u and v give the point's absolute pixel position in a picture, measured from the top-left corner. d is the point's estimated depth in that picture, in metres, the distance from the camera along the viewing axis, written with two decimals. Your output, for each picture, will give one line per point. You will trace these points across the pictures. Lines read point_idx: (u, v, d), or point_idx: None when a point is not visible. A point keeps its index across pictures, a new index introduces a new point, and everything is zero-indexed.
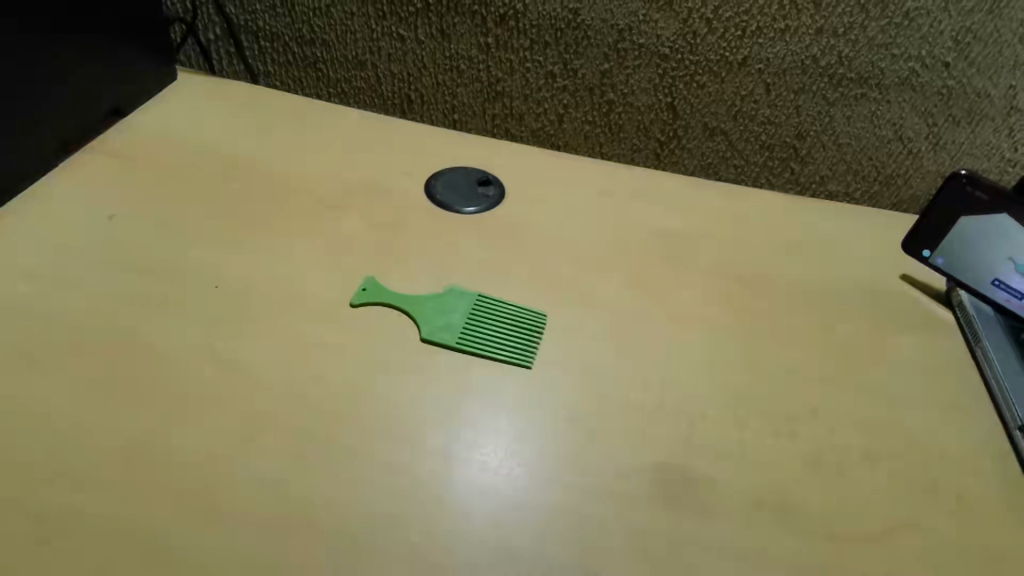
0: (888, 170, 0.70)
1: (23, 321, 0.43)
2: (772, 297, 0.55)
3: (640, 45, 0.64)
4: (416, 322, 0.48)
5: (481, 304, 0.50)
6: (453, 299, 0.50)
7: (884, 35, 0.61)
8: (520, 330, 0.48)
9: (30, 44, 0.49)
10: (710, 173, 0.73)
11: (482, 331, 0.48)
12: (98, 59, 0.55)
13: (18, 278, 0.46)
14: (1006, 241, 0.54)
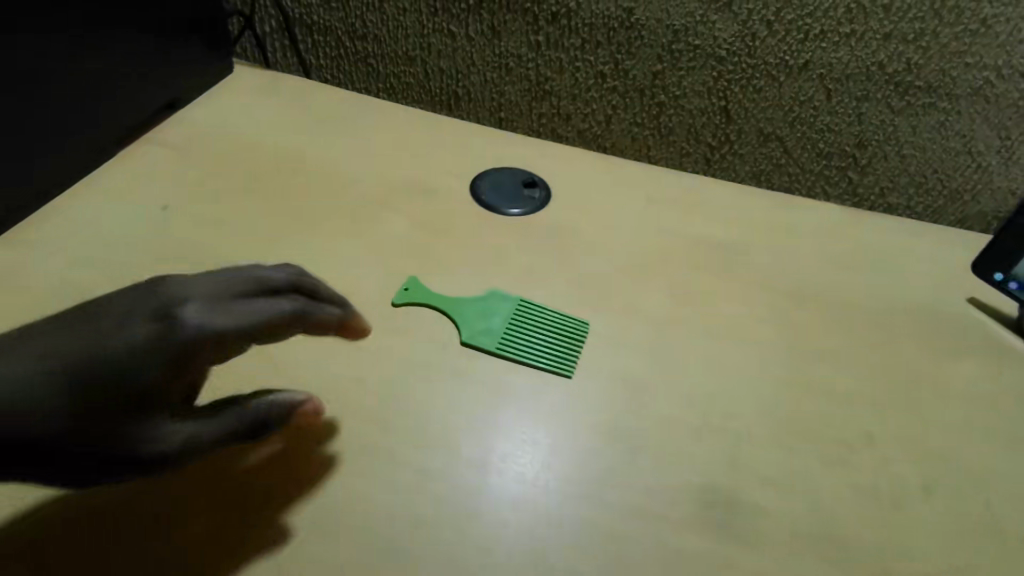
0: (955, 185, 0.66)
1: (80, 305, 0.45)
2: (827, 315, 0.52)
3: (695, 47, 0.62)
4: (456, 325, 0.47)
5: (521, 308, 0.49)
6: (494, 303, 0.49)
7: (958, 42, 0.57)
8: (559, 337, 0.47)
9: (29, 44, 0.46)
10: (762, 181, 0.70)
11: (521, 335, 0.47)
12: (133, 57, 0.55)
13: (74, 265, 0.47)
14: None
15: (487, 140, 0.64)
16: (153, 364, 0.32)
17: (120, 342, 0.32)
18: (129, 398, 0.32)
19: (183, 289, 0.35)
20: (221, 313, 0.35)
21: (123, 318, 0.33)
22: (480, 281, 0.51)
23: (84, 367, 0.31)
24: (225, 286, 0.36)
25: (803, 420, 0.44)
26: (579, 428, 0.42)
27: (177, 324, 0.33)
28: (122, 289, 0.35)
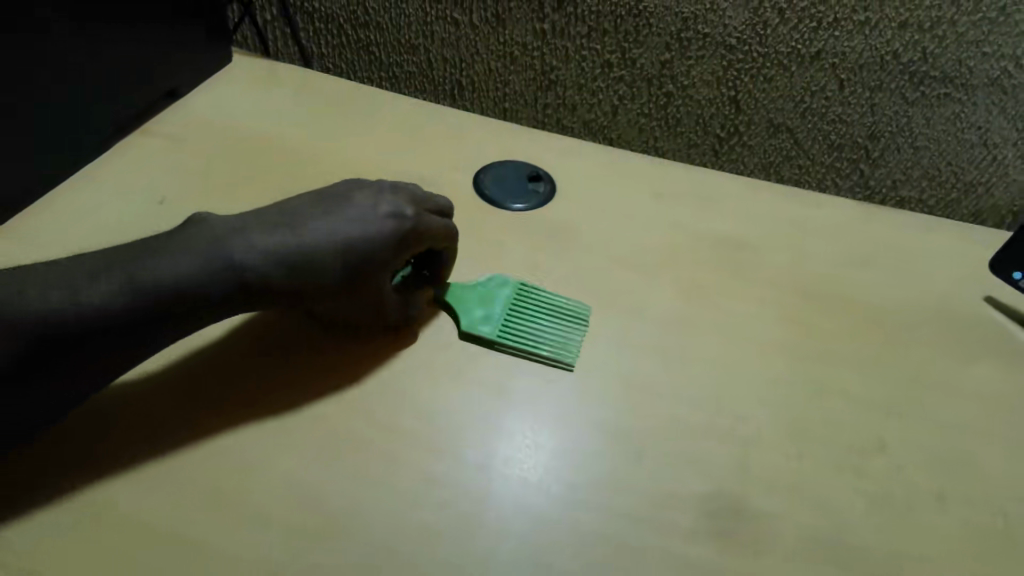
0: (969, 178, 0.64)
1: None
2: (841, 315, 0.50)
3: (705, 35, 0.60)
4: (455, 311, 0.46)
5: (523, 296, 0.48)
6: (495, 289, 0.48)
7: (976, 31, 0.55)
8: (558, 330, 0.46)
9: (30, 43, 0.45)
10: (771, 173, 0.68)
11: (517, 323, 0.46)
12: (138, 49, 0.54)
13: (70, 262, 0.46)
14: None
15: (491, 131, 0.63)
16: (396, 244, 0.42)
17: (371, 227, 0.41)
18: (380, 267, 0.41)
19: (403, 195, 0.43)
20: (431, 219, 0.44)
21: (371, 208, 0.42)
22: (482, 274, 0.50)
23: (351, 244, 0.40)
24: (426, 197, 0.45)
25: (814, 424, 0.43)
26: (585, 430, 0.41)
27: (409, 220, 0.43)
28: (356, 185, 0.43)
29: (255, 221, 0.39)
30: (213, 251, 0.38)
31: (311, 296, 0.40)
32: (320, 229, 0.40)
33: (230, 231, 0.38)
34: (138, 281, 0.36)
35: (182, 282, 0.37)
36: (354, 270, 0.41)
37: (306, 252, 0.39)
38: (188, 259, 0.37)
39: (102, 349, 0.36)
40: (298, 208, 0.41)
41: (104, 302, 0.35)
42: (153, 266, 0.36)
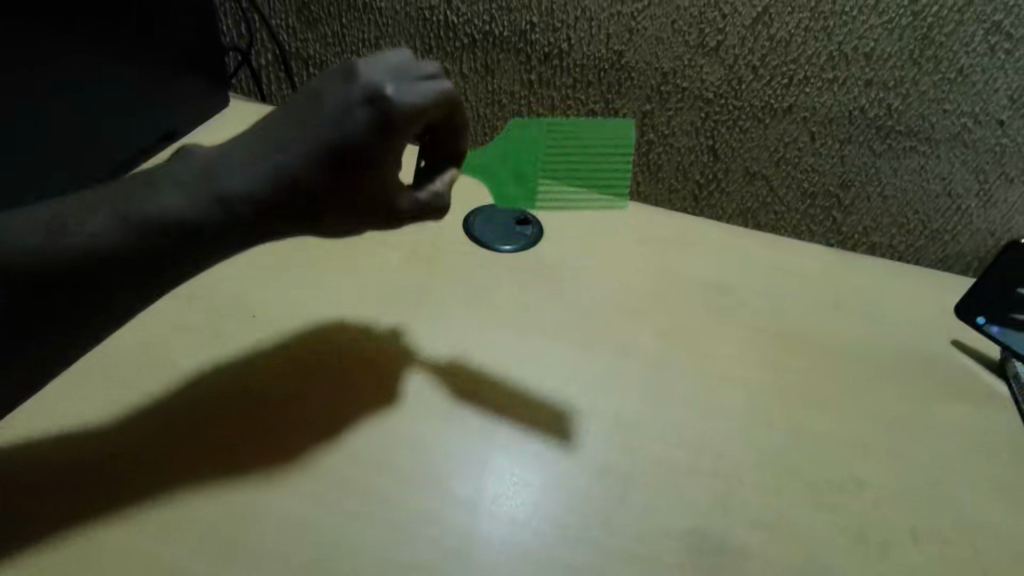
0: (936, 226, 0.65)
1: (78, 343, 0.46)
2: (816, 356, 0.52)
3: (683, 88, 0.63)
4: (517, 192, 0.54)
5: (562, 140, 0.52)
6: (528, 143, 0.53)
7: (937, 90, 0.57)
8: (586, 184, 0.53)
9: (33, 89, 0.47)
10: (748, 218, 0.70)
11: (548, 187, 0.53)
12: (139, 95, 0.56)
13: None
14: None
15: (480, 176, 0.66)
16: (377, 129, 0.39)
17: (346, 119, 0.39)
18: (369, 154, 0.39)
19: (376, 68, 0.40)
20: (415, 87, 0.40)
21: (342, 99, 0.39)
22: (461, 338, 0.50)
23: (333, 143, 0.38)
24: (409, 65, 0.41)
25: (793, 461, 0.45)
26: (575, 469, 0.42)
27: (388, 96, 0.39)
28: (327, 77, 0.40)
29: (237, 148, 0.39)
30: (201, 184, 0.38)
31: (311, 202, 0.39)
32: (299, 138, 0.39)
33: (216, 164, 0.39)
34: (129, 224, 0.37)
35: (172, 215, 0.38)
36: (342, 163, 0.39)
37: (290, 164, 0.38)
38: (179, 194, 0.38)
39: (99, 291, 0.37)
40: (277, 122, 0.39)
41: (98, 247, 0.36)
42: (146, 204, 0.37)
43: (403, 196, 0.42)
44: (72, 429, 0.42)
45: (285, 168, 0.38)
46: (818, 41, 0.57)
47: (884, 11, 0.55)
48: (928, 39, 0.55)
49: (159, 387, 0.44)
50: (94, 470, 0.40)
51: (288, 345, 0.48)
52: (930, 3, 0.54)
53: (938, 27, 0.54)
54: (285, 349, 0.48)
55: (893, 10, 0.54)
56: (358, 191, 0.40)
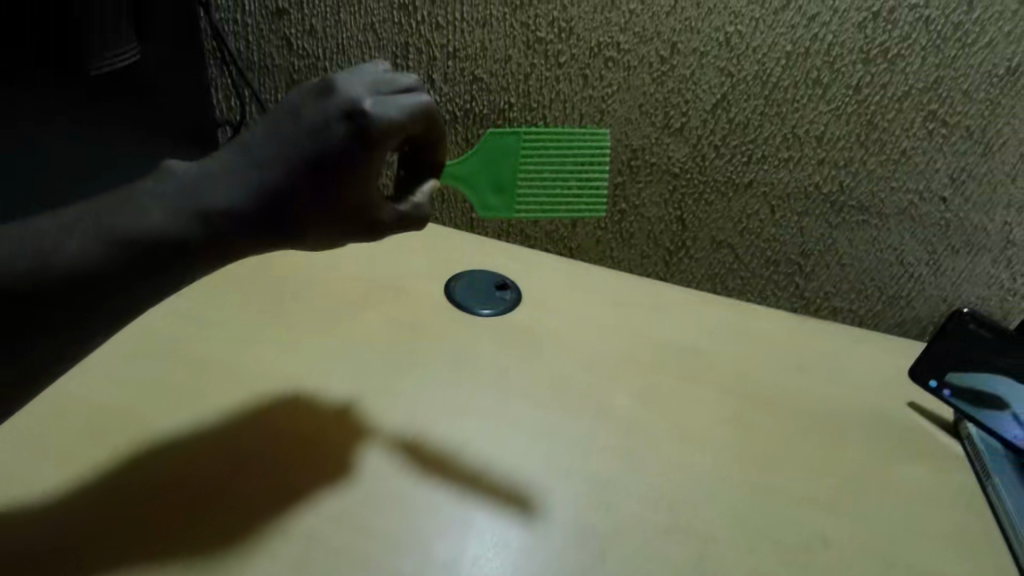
0: (890, 292, 0.68)
1: (58, 403, 0.47)
2: (783, 416, 0.55)
3: (651, 163, 0.66)
4: (490, 202, 0.54)
5: (534, 155, 0.53)
6: (500, 154, 0.53)
7: (884, 169, 0.61)
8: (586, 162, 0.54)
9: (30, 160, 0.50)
10: (716, 284, 0.72)
11: (552, 173, 0.53)
12: (131, 164, 0.59)
13: None
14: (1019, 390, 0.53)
15: (460, 243, 0.69)
16: (356, 146, 0.40)
17: (325, 138, 0.39)
18: (349, 170, 0.40)
19: (354, 87, 0.41)
20: (392, 101, 0.42)
21: (321, 119, 0.40)
22: (430, 412, 0.50)
23: (316, 156, 0.39)
24: (382, 83, 0.43)
25: (763, 520, 0.46)
26: (552, 531, 0.43)
27: (367, 109, 0.40)
28: (305, 96, 0.41)
29: (219, 165, 0.40)
30: (186, 200, 0.38)
31: (293, 218, 0.40)
32: (281, 152, 0.39)
33: (199, 180, 0.39)
34: (114, 240, 0.36)
35: (156, 233, 0.37)
36: (323, 180, 0.39)
37: (276, 178, 0.39)
38: (163, 213, 0.38)
39: (75, 307, 0.36)
40: (258, 139, 0.40)
41: (80, 263, 0.36)
42: (133, 220, 0.37)
43: (384, 207, 0.43)
44: (48, 489, 0.42)
45: (272, 181, 0.39)
46: (773, 124, 0.61)
47: (831, 99, 0.58)
48: (872, 124, 0.59)
49: (138, 447, 0.45)
50: (68, 532, 0.40)
51: (271, 407, 0.49)
52: (873, 92, 0.57)
53: (881, 114, 0.58)
54: (261, 416, 0.48)
55: (840, 98, 0.58)
56: (339, 207, 0.41)
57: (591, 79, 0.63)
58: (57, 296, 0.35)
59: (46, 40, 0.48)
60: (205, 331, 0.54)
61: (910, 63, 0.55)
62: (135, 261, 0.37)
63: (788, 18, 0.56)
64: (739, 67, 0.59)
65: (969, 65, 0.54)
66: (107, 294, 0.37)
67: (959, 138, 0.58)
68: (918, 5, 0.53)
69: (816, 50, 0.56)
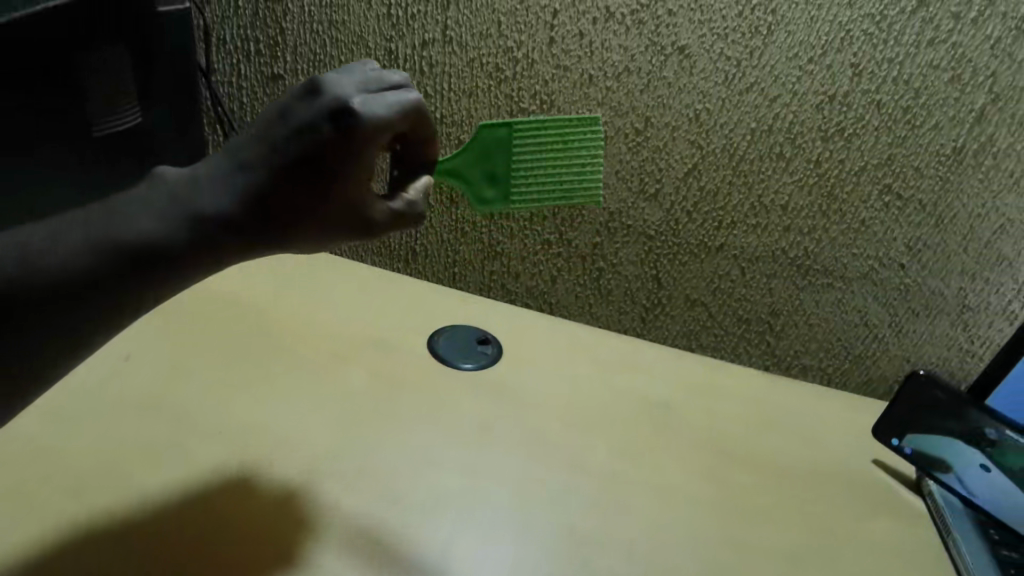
0: (856, 352, 0.70)
1: (38, 459, 0.47)
2: (754, 473, 0.56)
3: (628, 226, 0.69)
4: (490, 193, 0.55)
5: (526, 145, 0.54)
6: (494, 146, 0.54)
7: (845, 236, 0.64)
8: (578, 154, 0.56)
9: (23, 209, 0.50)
10: (691, 340, 0.74)
11: (547, 164, 0.55)
12: None
13: (41, 418, 0.50)
14: (965, 450, 0.55)
15: (441, 297, 0.71)
16: (344, 145, 0.39)
17: (312, 137, 0.39)
18: (337, 171, 0.40)
19: (342, 86, 0.41)
20: (380, 99, 0.41)
21: (308, 118, 0.39)
22: (411, 470, 0.51)
23: (304, 155, 0.39)
24: (370, 80, 0.43)
25: None
26: None
27: (354, 107, 0.40)
28: (291, 98, 0.41)
29: (208, 168, 0.40)
30: (174, 204, 0.38)
31: (281, 219, 0.40)
32: (267, 154, 0.39)
33: (188, 184, 0.39)
34: (102, 251, 0.36)
35: (146, 238, 0.37)
36: (310, 181, 0.39)
37: (264, 179, 0.39)
38: (152, 218, 0.38)
39: (63, 324, 0.36)
40: (248, 141, 0.40)
41: (67, 273, 0.36)
42: (122, 225, 0.37)
43: (375, 206, 0.43)
44: (24, 547, 0.42)
45: (260, 184, 0.39)
46: (741, 193, 0.65)
47: (793, 171, 0.62)
48: (833, 196, 0.63)
49: (115, 504, 0.45)
50: None
51: (252, 465, 0.50)
52: (832, 166, 0.61)
53: (841, 186, 0.62)
54: (246, 471, 0.49)
55: (802, 170, 0.62)
56: (327, 208, 0.40)
57: None
58: (43, 308, 0.35)
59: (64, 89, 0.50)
60: (188, 383, 0.55)
61: (865, 141, 0.60)
62: (121, 273, 0.37)
63: (751, 100, 0.60)
64: (708, 141, 0.63)
65: (918, 144, 0.59)
66: (91, 313, 0.37)
67: (913, 210, 0.62)
68: (870, 90, 0.58)
69: (778, 128, 0.61)
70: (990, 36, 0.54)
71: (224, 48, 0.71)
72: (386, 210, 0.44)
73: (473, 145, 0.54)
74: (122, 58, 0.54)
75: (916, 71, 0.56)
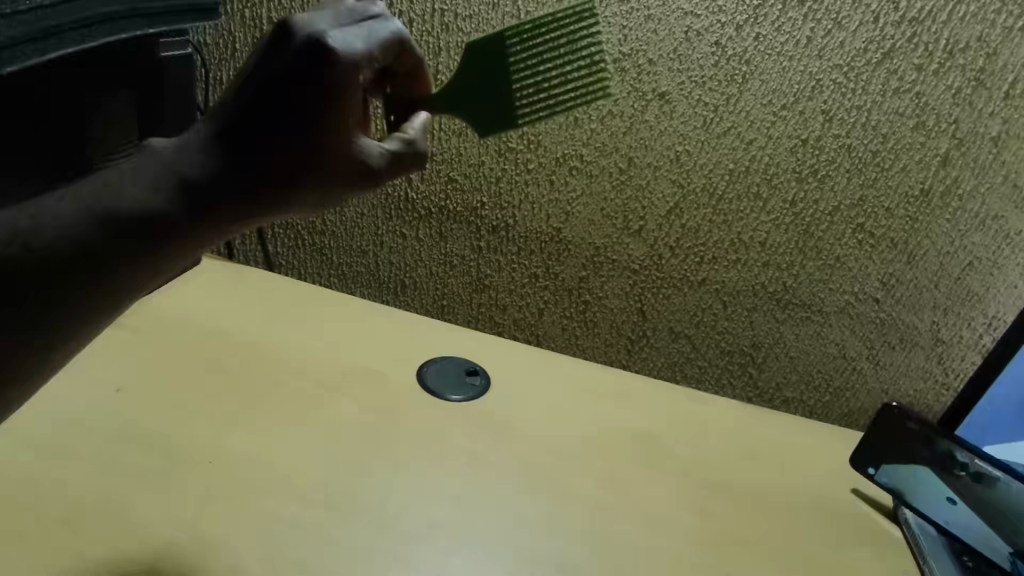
0: (836, 383, 0.72)
1: (25, 491, 0.47)
2: (735, 502, 0.57)
3: (613, 260, 0.71)
4: (488, 115, 0.53)
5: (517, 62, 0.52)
6: (484, 67, 0.52)
7: (821, 272, 0.67)
8: (539, 68, 0.52)
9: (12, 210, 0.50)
10: (676, 371, 0.76)
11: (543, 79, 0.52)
12: None
13: (31, 449, 0.50)
14: (936, 480, 0.57)
15: (430, 327, 0.72)
16: (323, 81, 0.40)
17: (290, 76, 0.39)
18: (321, 108, 0.40)
19: (313, 22, 0.42)
20: (353, 32, 0.43)
21: (284, 57, 0.40)
22: (401, 501, 0.52)
23: (285, 96, 0.39)
24: (338, 16, 0.44)
25: None
26: None
27: (331, 42, 0.41)
28: (265, 43, 0.41)
29: (194, 134, 0.40)
30: (162, 169, 0.39)
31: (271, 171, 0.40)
32: (247, 104, 0.40)
33: (174, 150, 0.40)
34: (97, 229, 0.37)
35: (138, 214, 0.38)
36: (294, 124, 0.40)
37: (248, 131, 0.39)
38: (143, 188, 0.38)
39: (59, 313, 0.37)
40: (229, 98, 0.41)
41: (61, 246, 0.36)
42: (114, 198, 0.38)
43: (369, 146, 0.43)
44: None
45: (247, 139, 0.39)
46: (721, 230, 0.67)
47: (771, 210, 0.65)
48: (809, 233, 0.65)
49: (104, 538, 0.46)
50: None
51: (242, 497, 0.50)
52: (807, 206, 0.64)
53: (816, 225, 0.65)
54: (236, 501, 0.50)
55: (778, 210, 0.65)
56: (317, 150, 0.40)
57: (557, 185, 0.69)
58: (34, 297, 0.36)
59: (72, 127, 0.52)
60: (178, 414, 0.55)
61: (837, 183, 0.63)
62: (117, 244, 0.37)
63: (728, 142, 0.63)
64: (689, 180, 0.66)
65: (888, 186, 0.62)
66: (91, 297, 0.37)
67: (885, 248, 0.64)
68: (840, 135, 0.61)
69: (755, 169, 0.64)
70: (951, 86, 0.58)
71: (222, 88, 0.73)
72: (381, 150, 0.44)
73: (466, 66, 0.52)
74: (122, 95, 0.55)
75: (883, 118, 0.60)
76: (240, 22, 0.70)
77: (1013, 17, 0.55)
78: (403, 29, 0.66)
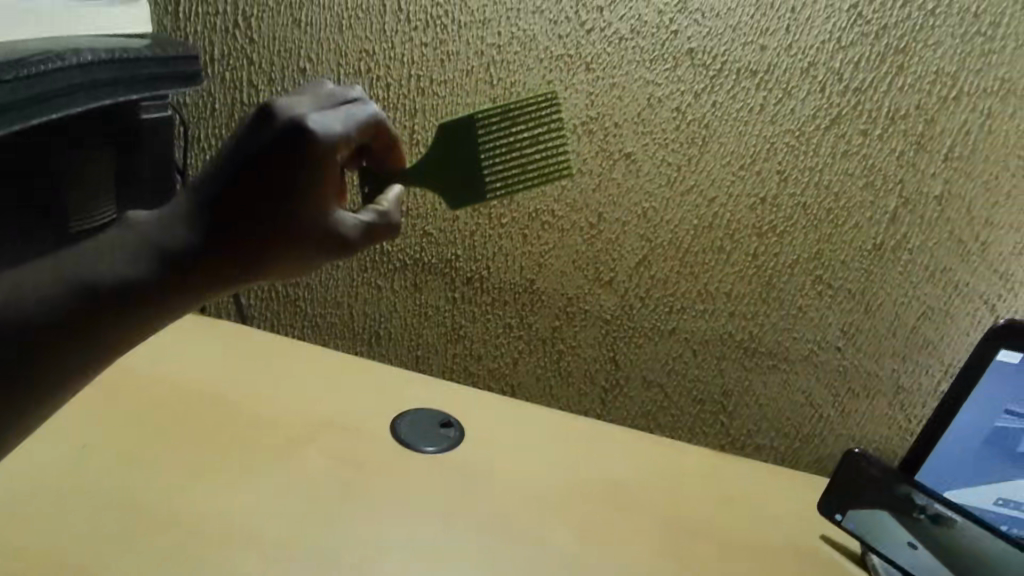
0: (805, 431, 0.73)
1: None
2: (709, 552, 0.58)
3: (586, 311, 0.73)
4: (461, 186, 0.55)
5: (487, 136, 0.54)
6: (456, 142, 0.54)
7: (785, 321, 0.69)
8: (512, 135, 0.54)
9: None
10: (649, 419, 0.77)
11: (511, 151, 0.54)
12: None
13: None
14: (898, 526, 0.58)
15: (406, 379, 0.72)
16: (302, 160, 0.41)
17: (270, 155, 0.41)
18: (299, 186, 0.42)
19: (293, 105, 0.44)
20: (333, 115, 0.45)
21: (263, 138, 0.41)
22: (374, 558, 0.51)
23: (264, 173, 0.41)
24: (318, 98, 0.46)
25: None
26: None
27: (311, 124, 0.42)
28: (244, 125, 0.43)
29: (173, 204, 0.41)
30: (141, 241, 0.40)
31: (246, 240, 0.41)
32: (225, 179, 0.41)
33: (153, 225, 0.40)
34: (75, 294, 0.37)
35: (114, 285, 0.38)
36: (273, 199, 0.41)
37: (227, 204, 0.40)
38: (121, 260, 0.39)
39: (29, 377, 0.36)
40: (207, 173, 0.42)
41: (33, 318, 0.36)
42: (89, 269, 0.38)
43: (344, 220, 0.45)
44: None
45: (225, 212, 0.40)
46: (688, 281, 0.70)
47: (735, 263, 0.68)
48: (771, 284, 0.68)
49: None
50: None
51: (210, 556, 0.49)
52: (768, 259, 0.67)
53: (777, 277, 0.68)
54: (202, 562, 0.48)
55: (742, 262, 0.68)
56: (294, 223, 0.42)
57: (530, 238, 0.71)
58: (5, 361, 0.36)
59: (51, 186, 0.52)
60: (145, 473, 0.54)
61: (795, 238, 0.66)
62: (97, 315, 0.38)
63: (692, 199, 0.66)
64: (656, 234, 0.68)
65: (842, 241, 0.65)
66: (69, 363, 0.37)
67: (844, 298, 0.67)
68: (796, 193, 0.64)
69: (717, 225, 0.67)
70: (895, 148, 0.62)
71: (200, 146, 0.75)
72: (356, 222, 0.46)
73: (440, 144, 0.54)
74: (102, 154, 0.56)
75: (834, 177, 0.63)
76: (220, 83, 0.72)
77: (947, 88, 0.60)
78: (380, 92, 0.69)
